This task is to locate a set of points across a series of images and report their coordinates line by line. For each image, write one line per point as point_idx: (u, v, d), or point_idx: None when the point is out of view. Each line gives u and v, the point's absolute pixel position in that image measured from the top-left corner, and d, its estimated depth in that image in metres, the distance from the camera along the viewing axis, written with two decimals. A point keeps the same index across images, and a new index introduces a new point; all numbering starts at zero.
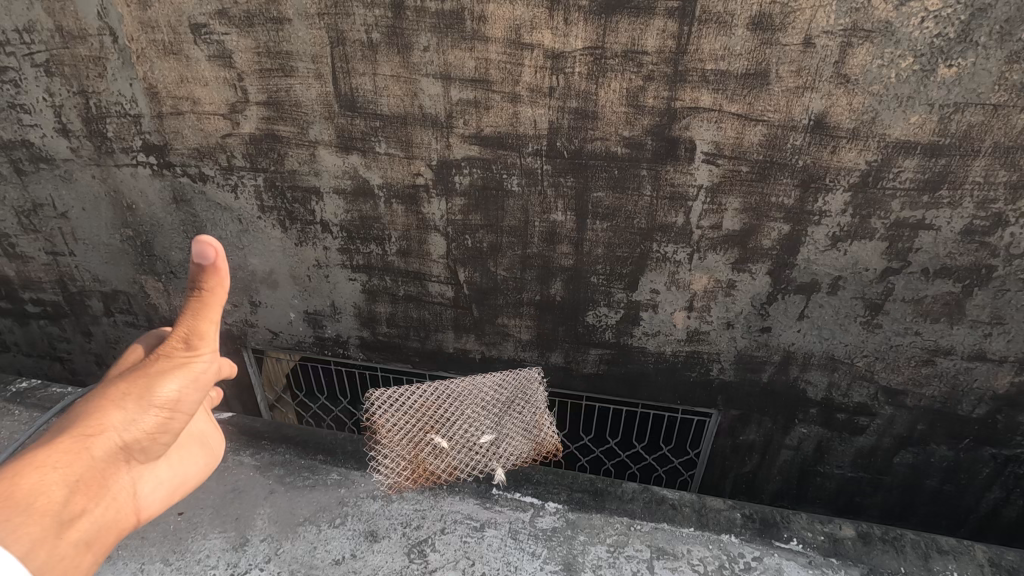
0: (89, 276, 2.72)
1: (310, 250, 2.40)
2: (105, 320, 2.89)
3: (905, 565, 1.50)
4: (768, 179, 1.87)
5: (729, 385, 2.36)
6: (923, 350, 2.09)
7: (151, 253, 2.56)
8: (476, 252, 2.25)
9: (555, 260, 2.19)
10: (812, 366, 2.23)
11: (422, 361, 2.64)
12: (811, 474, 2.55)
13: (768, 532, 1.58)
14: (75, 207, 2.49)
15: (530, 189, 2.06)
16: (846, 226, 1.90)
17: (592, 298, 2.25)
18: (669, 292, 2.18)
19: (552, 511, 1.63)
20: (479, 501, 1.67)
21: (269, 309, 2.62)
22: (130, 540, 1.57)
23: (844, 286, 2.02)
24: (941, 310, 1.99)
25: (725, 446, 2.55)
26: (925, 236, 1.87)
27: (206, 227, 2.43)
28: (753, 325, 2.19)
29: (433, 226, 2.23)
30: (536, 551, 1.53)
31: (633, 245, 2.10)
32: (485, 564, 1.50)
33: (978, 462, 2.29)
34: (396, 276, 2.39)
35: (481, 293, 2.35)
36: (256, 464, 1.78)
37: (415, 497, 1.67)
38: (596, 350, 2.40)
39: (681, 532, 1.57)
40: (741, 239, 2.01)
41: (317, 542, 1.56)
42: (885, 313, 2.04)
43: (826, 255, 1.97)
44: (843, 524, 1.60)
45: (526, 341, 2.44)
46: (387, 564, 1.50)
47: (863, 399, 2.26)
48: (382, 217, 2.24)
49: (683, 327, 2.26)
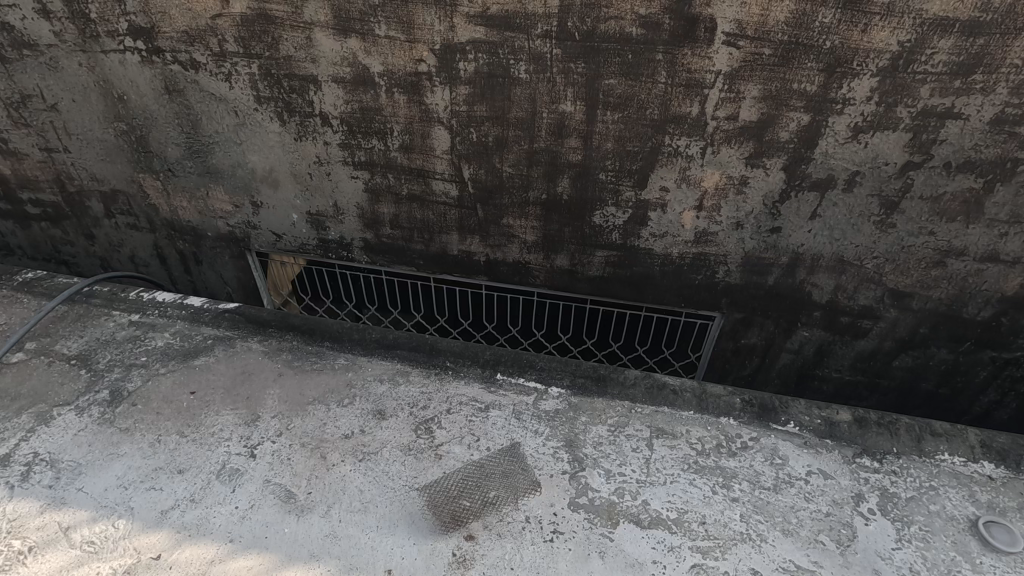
0: (86, 173, 2.62)
1: (310, 146, 2.31)
2: (107, 222, 2.82)
3: (897, 445, 1.59)
4: (792, 64, 1.75)
5: (735, 288, 2.35)
6: (935, 251, 2.05)
7: (147, 149, 2.47)
8: (482, 147, 2.16)
9: (562, 155, 2.11)
10: (820, 268, 2.21)
11: (426, 264, 2.63)
12: (809, 377, 2.60)
13: (766, 416, 1.66)
14: (65, 98, 2.37)
15: (538, 75, 1.92)
16: (869, 117, 1.80)
17: (599, 197, 2.20)
18: (679, 190, 2.11)
19: (556, 396, 1.71)
20: (484, 386, 1.73)
21: (271, 210, 2.57)
22: (146, 415, 1.63)
23: (860, 182, 1.95)
24: (959, 208, 1.93)
25: (726, 349, 2.58)
26: (953, 126, 1.77)
27: (201, 120, 2.33)
28: (763, 226, 2.14)
29: (436, 119, 2.12)
30: (539, 429, 1.60)
31: (645, 138, 2.00)
32: (489, 439, 1.57)
33: (976, 364, 2.32)
34: (398, 174, 2.32)
35: (486, 192, 2.29)
36: (265, 350, 1.83)
37: (421, 381, 1.74)
38: (601, 252, 2.37)
39: (681, 415, 1.65)
40: (758, 131, 1.91)
41: (327, 419, 1.61)
42: (900, 212, 1.99)
43: (845, 149, 1.89)
44: (840, 410, 1.68)
45: (531, 243, 2.41)
46: (395, 438, 1.56)
47: (868, 302, 2.26)
48: (382, 108, 2.13)
49: (691, 228, 2.21)
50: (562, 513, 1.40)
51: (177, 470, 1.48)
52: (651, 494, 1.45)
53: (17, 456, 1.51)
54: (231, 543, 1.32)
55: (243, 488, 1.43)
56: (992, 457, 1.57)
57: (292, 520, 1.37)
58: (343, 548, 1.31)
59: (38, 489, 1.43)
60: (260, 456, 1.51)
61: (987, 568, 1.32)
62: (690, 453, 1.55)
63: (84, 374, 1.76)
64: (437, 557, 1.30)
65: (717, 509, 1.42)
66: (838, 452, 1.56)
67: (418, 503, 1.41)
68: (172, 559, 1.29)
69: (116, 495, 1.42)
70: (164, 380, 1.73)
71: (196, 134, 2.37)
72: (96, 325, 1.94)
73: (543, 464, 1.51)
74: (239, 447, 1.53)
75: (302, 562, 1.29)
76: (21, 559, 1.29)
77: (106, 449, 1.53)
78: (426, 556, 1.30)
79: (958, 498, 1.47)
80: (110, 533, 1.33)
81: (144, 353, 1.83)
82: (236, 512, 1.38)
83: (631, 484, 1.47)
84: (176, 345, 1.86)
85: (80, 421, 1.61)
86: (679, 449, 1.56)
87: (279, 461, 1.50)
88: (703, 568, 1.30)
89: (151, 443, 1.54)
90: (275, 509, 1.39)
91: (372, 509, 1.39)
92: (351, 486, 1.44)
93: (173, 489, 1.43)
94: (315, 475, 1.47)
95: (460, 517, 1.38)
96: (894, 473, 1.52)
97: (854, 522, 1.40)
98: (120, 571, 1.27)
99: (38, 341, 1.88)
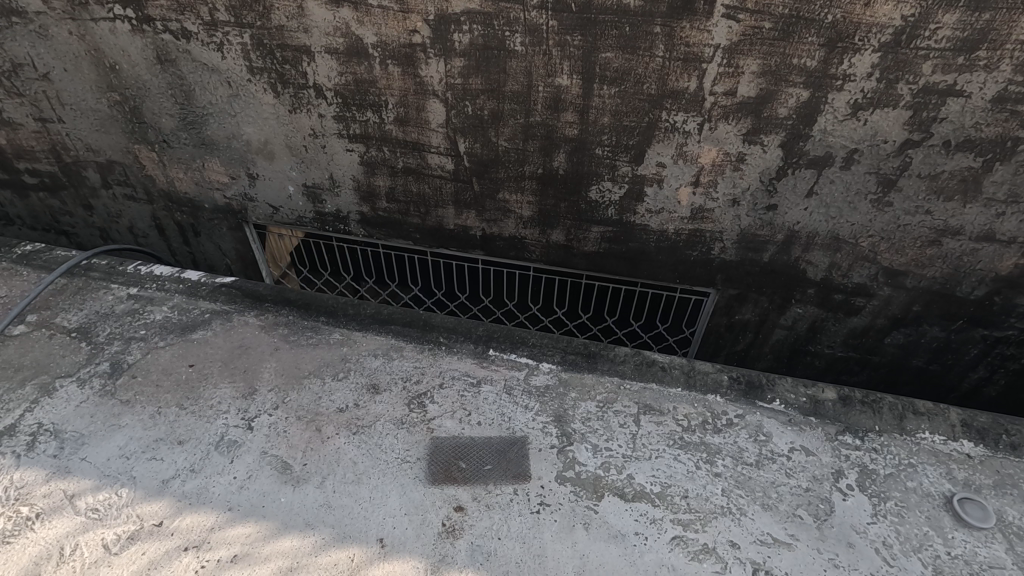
0: (82, 144, 2.61)
1: (304, 118, 2.28)
2: (104, 192, 2.82)
3: (879, 423, 1.63)
4: (793, 38, 1.71)
5: (730, 265, 2.36)
6: (931, 231, 2.05)
7: (140, 120, 2.45)
8: (477, 121, 2.13)
9: (558, 129, 2.08)
10: (815, 246, 2.21)
11: (422, 238, 2.64)
12: (802, 353, 2.62)
13: (752, 393, 1.70)
14: (56, 67, 2.34)
15: (533, 48, 1.89)
16: (869, 94, 1.78)
17: (595, 172, 2.18)
18: (675, 165, 2.09)
19: (547, 371, 1.75)
20: (476, 361, 1.77)
21: (267, 182, 2.56)
22: (145, 387, 1.67)
23: (858, 160, 1.94)
24: (957, 187, 1.91)
25: (720, 324, 2.61)
26: (954, 104, 1.74)
27: (194, 91, 2.30)
28: (760, 203, 2.13)
29: (431, 91, 2.09)
30: (529, 404, 1.64)
31: (642, 113, 1.97)
32: (480, 413, 1.61)
33: (967, 343, 2.33)
34: (394, 147, 2.30)
35: (482, 165, 2.27)
36: (261, 324, 1.87)
37: (415, 356, 1.78)
38: (597, 228, 2.37)
39: (669, 392, 1.69)
40: (756, 107, 1.88)
41: (322, 393, 1.65)
42: (898, 190, 1.98)
43: (844, 126, 1.87)
44: (825, 388, 1.71)
45: (527, 218, 2.41)
46: (388, 412, 1.61)
47: (862, 280, 2.26)
48: (377, 80, 2.10)
49: (687, 205, 2.21)
50: (549, 486, 1.44)
51: (177, 441, 1.52)
52: (636, 468, 1.49)
53: (22, 426, 1.56)
54: (230, 511, 1.37)
55: (241, 459, 1.48)
56: (972, 436, 1.60)
57: (288, 489, 1.42)
58: (337, 517, 1.36)
59: (43, 459, 1.48)
60: (257, 429, 1.55)
61: (959, 543, 1.37)
62: (676, 429, 1.59)
63: (85, 346, 1.80)
64: (427, 526, 1.35)
65: (700, 484, 1.46)
66: (821, 429, 1.61)
67: (409, 475, 1.46)
68: (174, 526, 1.34)
69: (119, 465, 1.46)
70: (163, 353, 1.77)
71: (190, 105, 2.34)
72: (95, 299, 1.97)
73: (532, 438, 1.55)
74: (237, 419, 1.58)
75: (298, 530, 1.34)
76: (29, 525, 1.34)
77: (108, 421, 1.58)
78: (416, 526, 1.35)
79: (935, 476, 1.51)
80: (113, 501, 1.39)
81: (143, 326, 1.87)
82: (234, 482, 1.43)
83: (617, 458, 1.51)
84: (174, 318, 1.89)
85: (82, 393, 1.65)
86: (665, 425, 1.60)
87: (276, 433, 1.54)
88: (684, 539, 1.35)
89: (152, 415, 1.59)
90: (272, 479, 1.44)
91: (365, 480, 1.44)
92: (345, 458, 1.49)
93: (173, 460, 1.48)
94: (310, 448, 1.51)
95: (446, 480, 1.44)
96: (875, 451, 1.56)
97: (832, 497, 1.45)
98: (124, 537, 1.32)
99: (39, 314, 1.91)
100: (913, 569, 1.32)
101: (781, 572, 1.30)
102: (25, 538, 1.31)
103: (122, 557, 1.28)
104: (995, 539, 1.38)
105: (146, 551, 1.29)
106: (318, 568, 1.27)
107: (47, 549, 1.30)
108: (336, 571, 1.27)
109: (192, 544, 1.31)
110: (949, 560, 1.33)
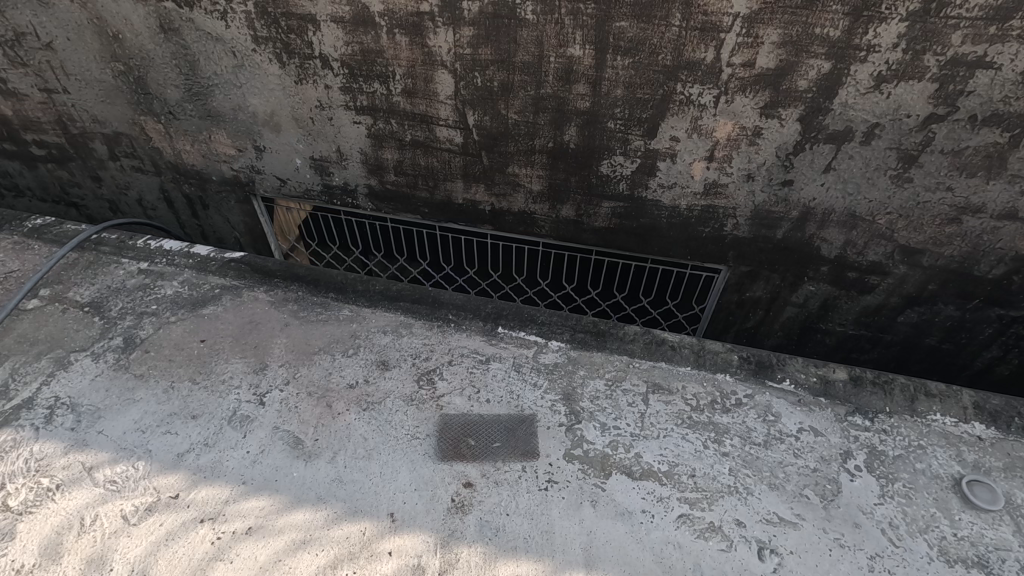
0: (88, 115, 2.58)
1: (311, 89, 2.24)
2: (112, 164, 2.80)
3: (890, 404, 1.62)
4: (816, 6, 1.64)
5: (742, 241, 2.32)
6: (952, 208, 2.00)
7: (146, 91, 2.42)
8: (487, 93, 2.08)
9: (570, 102, 2.03)
10: (831, 223, 2.17)
11: (431, 212, 2.61)
12: (812, 330, 2.60)
13: (762, 373, 1.70)
14: (59, 36, 2.30)
15: (545, 17, 1.82)
16: (894, 65, 1.71)
17: (607, 145, 2.13)
18: (690, 140, 2.04)
19: (556, 349, 1.75)
20: (485, 338, 1.78)
21: (274, 155, 2.54)
22: (159, 361, 1.69)
23: (879, 135, 1.88)
24: (981, 163, 1.86)
25: (730, 301, 2.59)
26: (983, 76, 1.67)
27: (198, 61, 2.26)
28: (775, 178, 2.08)
29: (439, 62, 2.03)
30: (538, 382, 1.65)
31: (656, 85, 1.92)
32: (489, 390, 1.63)
33: (982, 322, 2.30)
34: (402, 119, 2.26)
35: (491, 139, 2.23)
36: (271, 300, 1.88)
37: (424, 333, 1.79)
38: (608, 203, 2.34)
39: (678, 371, 1.69)
40: (775, 79, 1.82)
41: (332, 369, 1.67)
42: (919, 166, 1.92)
43: (866, 99, 1.80)
44: (837, 368, 1.71)
45: (537, 192, 2.37)
46: (398, 389, 1.62)
47: (878, 258, 2.22)
48: (384, 50, 2.05)
49: (700, 180, 2.16)
50: (557, 463, 1.46)
51: (191, 415, 1.55)
52: (644, 447, 1.50)
53: (39, 399, 1.58)
54: (244, 485, 1.40)
55: (253, 434, 1.50)
56: (983, 418, 1.60)
57: (300, 464, 1.44)
58: (348, 492, 1.39)
59: (60, 431, 1.51)
60: (269, 404, 1.57)
61: (965, 524, 1.37)
62: (684, 408, 1.59)
63: (98, 320, 1.82)
64: (437, 502, 1.37)
65: (707, 463, 1.47)
66: (830, 410, 1.61)
67: (419, 451, 1.47)
68: (190, 498, 1.37)
69: (134, 438, 1.49)
70: (175, 327, 1.79)
71: (195, 75, 2.30)
72: (106, 273, 1.99)
73: (541, 416, 1.56)
74: (249, 394, 1.60)
75: (310, 504, 1.37)
76: (50, 495, 1.37)
77: (123, 394, 1.60)
78: (426, 501, 1.37)
79: (945, 457, 1.51)
80: (130, 473, 1.42)
81: (154, 301, 1.88)
82: (248, 456, 1.46)
83: (625, 437, 1.52)
84: (185, 293, 1.91)
85: (96, 367, 1.67)
86: (674, 404, 1.61)
87: (287, 408, 1.56)
88: (690, 517, 1.36)
89: (165, 389, 1.61)
90: (284, 454, 1.46)
91: (375, 456, 1.46)
92: (356, 434, 1.51)
93: (188, 434, 1.50)
94: (321, 424, 1.53)
95: (456, 456, 1.46)
96: (884, 432, 1.56)
97: (839, 478, 1.45)
98: (142, 508, 1.35)
99: (52, 288, 1.93)
100: (919, 549, 1.32)
101: (787, 550, 1.31)
102: (46, 508, 1.35)
103: (140, 528, 1.31)
104: (1002, 521, 1.38)
105: (164, 522, 1.32)
106: (330, 542, 1.30)
107: (69, 519, 1.33)
108: (347, 544, 1.30)
109: (208, 516, 1.34)
110: (955, 541, 1.34)
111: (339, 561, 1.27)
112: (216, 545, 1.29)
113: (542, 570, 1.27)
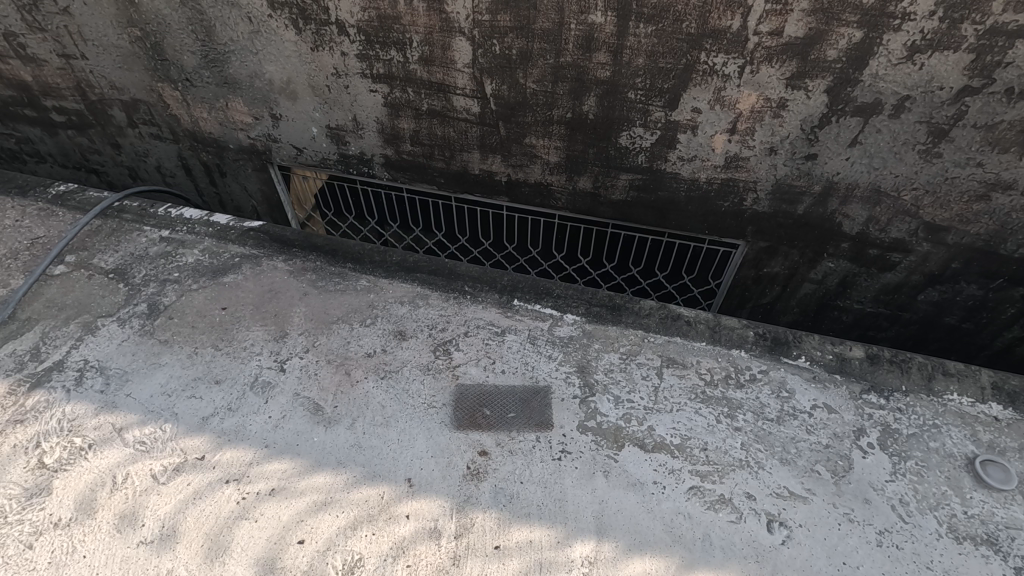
0: (106, 82, 2.58)
1: (327, 56, 2.21)
2: (130, 131, 2.81)
3: (906, 383, 1.62)
4: None
5: (762, 216, 2.29)
6: (981, 185, 1.94)
7: (162, 57, 2.40)
8: (505, 61, 2.04)
9: (589, 71, 1.99)
10: (854, 198, 2.12)
11: (447, 183, 2.60)
12: (829, 307, 2.58)
13: (778, 349, 1.70)
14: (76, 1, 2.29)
15: None
16: (929, 36, 1.64)
17: (627, 117, 2.09)
18: (712, 111, 2.00)
19: (571, 322, 1.76)
20: (501, 310, 1.79)
21: (290, 123, 2.53)
22: (182, 327, 1.73)
23: (909, 108, 1.82)
24: (1015, 138, 1.79)
25: (747, 276, 2.56)
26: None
27: (214, 27, 2.23)
28: (798, 152, 2.04)
29: (457, 29, 1.99)
30: (553, 354, 1.67)
31: (679, 54, 1.86)
32: (504, 362, 1.65)
33: (1006, 302, 2.26)
34: (419, 88, 2.23)
35: (508, 109, 2.20)
36: (290, 270, 1.91)
37: (441, 304, 1.81)
38: (626, 175, 2.31)
39: (692, 346, 1.70)
40: (803, 49, 1.76)
41: (350, 338, 1.70)
42: (949, 141, 1.86)
43: (897, 71, 1.74)
44: (853, 347, 1.70)
45: (554, 164, 2.35)
46: (414, 358, 1.65)
47: (901, 235, 2.18)
48: (401, 16, 2.01)
49: (721, 153, 2.12)
50: (570, 434, 1.48)
51: (214, 380, 1.59)
52: (657, 420, 1.52)
53: (69, 362, 1.64)
54: (266, 448, 1.44)
55: (274, 400, 1.54)
56: (1001, 398, 1.59)
57: (320, 430, 1.48)
58: (366, 458, 1.43)
59: (90, 394, 1.56)
60: (289, 370, 1.61)
61: (976, 502, 1.38)
62: (698, 383, 1.61)
63: (123, 287, 1.86)
64: (452, 469, 1.41)
65: (719, 437, 1.49)
66: (845, 387, 1.61)
67: (435, 419, 1.51)
68: (215, 460, 1.42)
69: (161, 401, 1.54)
70: (196, 295, 1.83)
71: (211, 41, 2.28)
72: (129, 240, 2.02)
73: (555, 387, 1.58)
74: (270, 361, 1.64)
75: (330, 468, 1.41)
76: (83, 454, 1.43)
77: (149, 359, 1.65)
78: (442, 468, 1.41)
79: (959, 437, 1.51)
80: (158, 435, 1.47)
81: (175, 269, 1.91)
82: (269, 421, 1.50)
83: (638, 411, 1.54)
84: (205, 262, 1.94)
85: (122, 332, 1.72)
86: (688, 379, 1.62)
87: (307, 375, 1.60)
88: (701, 490, 1.39)
89: (189, 354, 1.66)
90: (305, 420, 1.51)
91: (393, 424, 1.50)
92: (374, 402, 1.54)
93: (212, 399, 1.55)
94: (340, 391, 1.57)
95: (471, 425, 1.49)
96: (899, 411, 1.56)
97: (851, 455, 1.46)
98: (170, 469, 1.40)
99: (77, 255, 1.97)
100: (927, 526, 1.34)
101: (795, 523, 1.33)
102: (80, 466, 1.41)
103: (169, 487, 1.37)
104: (1014, 500, 1.39)
105: (191, 482, 1.38)
106: (350, 504, 1.35)
107: (101, 477, 1.39)
108: (366, 507, 1.34)
109: (233, 477, 1.39)
110: (965, 519, 1.35)
111: (359, 522, 1.32)
112: (241, 505, 1.34)
113: (554, 535, 1.31)
